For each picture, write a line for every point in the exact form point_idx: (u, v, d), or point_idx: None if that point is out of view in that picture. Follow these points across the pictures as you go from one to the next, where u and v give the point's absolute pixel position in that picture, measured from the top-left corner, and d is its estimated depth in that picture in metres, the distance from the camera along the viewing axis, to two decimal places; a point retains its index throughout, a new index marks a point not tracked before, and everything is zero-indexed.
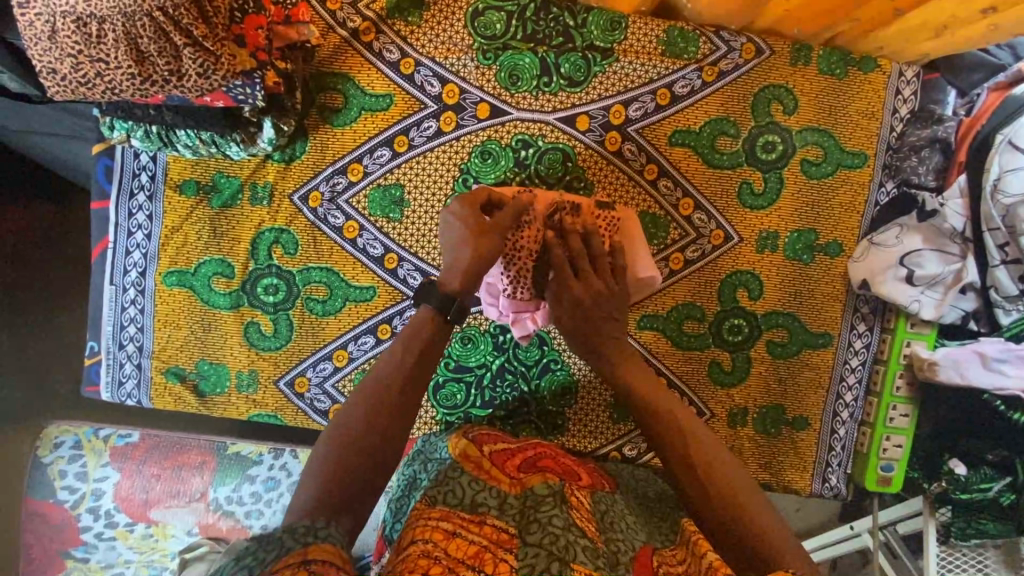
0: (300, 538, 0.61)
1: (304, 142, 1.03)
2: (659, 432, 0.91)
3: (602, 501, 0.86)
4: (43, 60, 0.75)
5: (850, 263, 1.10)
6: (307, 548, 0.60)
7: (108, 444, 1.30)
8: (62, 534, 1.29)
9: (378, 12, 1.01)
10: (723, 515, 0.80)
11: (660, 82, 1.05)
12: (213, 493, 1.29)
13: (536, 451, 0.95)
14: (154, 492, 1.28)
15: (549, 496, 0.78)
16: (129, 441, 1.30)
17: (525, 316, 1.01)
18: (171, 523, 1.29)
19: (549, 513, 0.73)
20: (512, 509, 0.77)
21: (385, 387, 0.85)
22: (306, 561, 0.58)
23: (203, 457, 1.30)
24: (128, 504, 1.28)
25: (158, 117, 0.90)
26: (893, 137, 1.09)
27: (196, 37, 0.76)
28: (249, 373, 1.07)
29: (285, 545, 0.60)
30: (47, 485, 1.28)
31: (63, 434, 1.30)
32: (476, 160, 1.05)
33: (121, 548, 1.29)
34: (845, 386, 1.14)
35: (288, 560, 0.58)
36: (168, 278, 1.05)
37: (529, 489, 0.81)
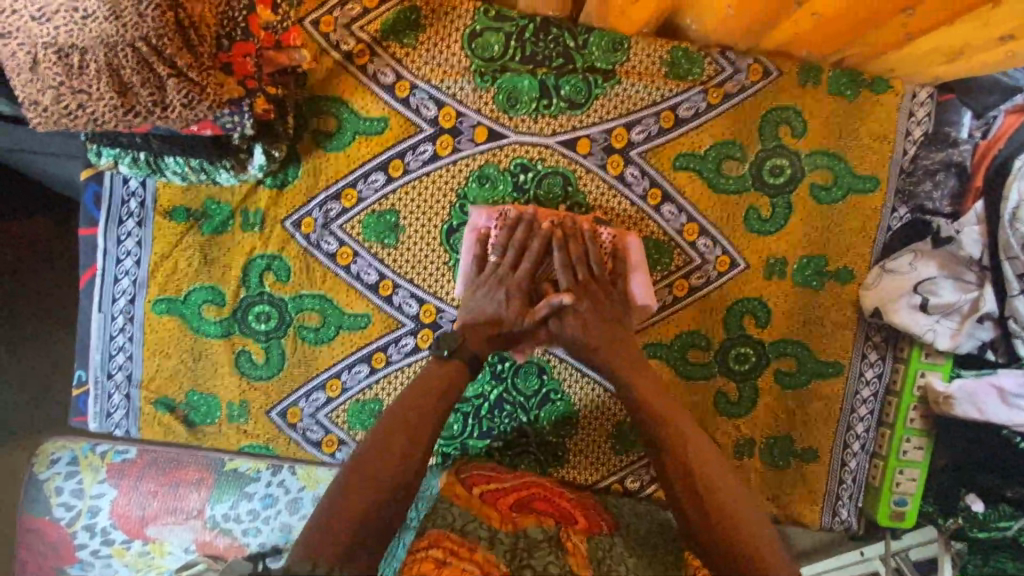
0: None
1: (296, 166, 1.01)
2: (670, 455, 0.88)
3: (601, 548, 0.88)
4: (26, 92, 0.73)
5: (862, 290, 1.06)
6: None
7: (105, 460, 1.27)
8: (59, 549, 1.26)
9: (372, 34, 0.98)
10: (730, 549, 0.80)
11: (663, 105, 1.02)
12: (210, 510, 1.25)
13: (531, 489, 0.97)
14: (151, 508, 1.25)
15: (543, 540, 0.85)
16: (125, 458, 1.27)
17: None
18: (167, 540, 1.26)
19: (544, 561, 0.81)
20: (504, 547, 0.84)
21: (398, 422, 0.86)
22: None
23: (201, 474, 1.27)
24: (125, 521, 1.25)
25: (145, 145, 0.87)
26: (907, 160, 1.05)
27: (180, 67, 0.74)
28: (240, 403, 1.04)
29: None
30: (42, 502, 1.25)
31: (59, 451, 1.28)
32: (473, 185, 1.02)
33: (117, 565, 1.27)
34: (856, 417, 1.10)
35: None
36: (157, 306, 1.02)
37: (522, 530, 0.87)
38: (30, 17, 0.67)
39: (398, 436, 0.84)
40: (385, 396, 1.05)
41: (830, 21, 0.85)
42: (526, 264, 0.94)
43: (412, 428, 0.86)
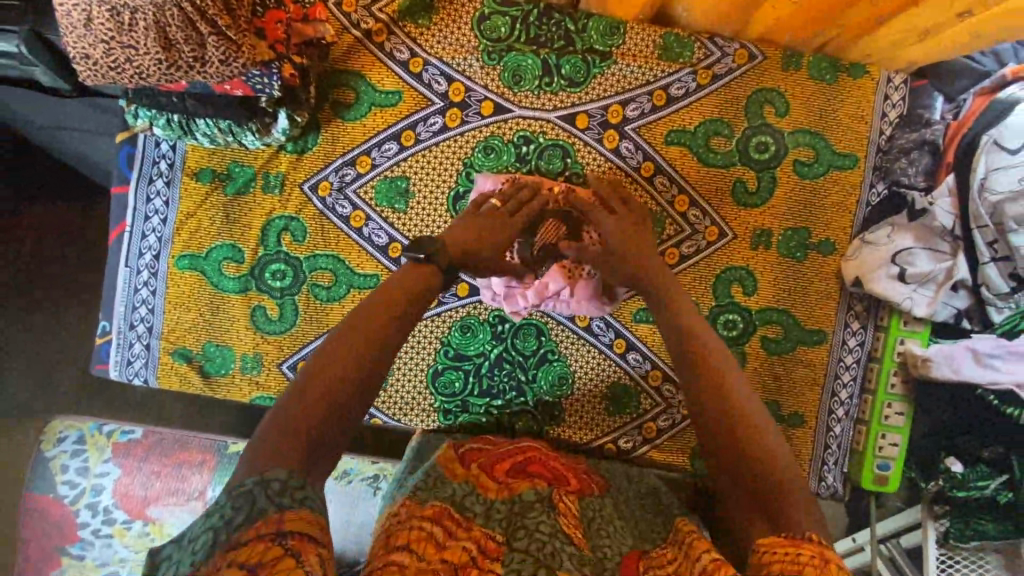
0: (275, 498, 0.59)
1: (316, 134, 1.08)
2: (706, 389, 0.81)
3: (591, 507, 0.85)
4: (78, 47, 0.81)
5: (843, 261, 1.13)
6: (282, 515, 0.58)
7: (111, 440, 1.34)
8: (63, 528, 1.30)
9: (390, 14, 1.07)
10: (764, 493, 0.71)
11: (657, 84, 1.10)
12: (211, 492, 1.30)
13: (526, 454, 0.94)
14: (153, 489, 1.30)
15: (536, 502, 0.79)
16: (132, 437, 1.35)
17: (518, 292, 1.07)
18: (169, 522, 1.30)
19: (537, 519, 0.74)
20: (499, 515, 0.77)
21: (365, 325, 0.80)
22: (280, 534, 0.55)
23: (203, 456, 1.34)
24: (127, 501, 1.30)
25: (181, 104, 0.96)
26: (883, 139, 1.12)
27: (220, 27, 0.82)
28: (253, 355, 1.09)
29: (258, 505, 0.58)
30: (48, 479, 1.31)
31: (67, 430, 1.35)
32: (479, 155, 1.10)
33: (117, 546, 1.30)
34: (841, 383, 1.15)
35: (261, 529, 0.55)
36: (180, 261, 1.08)
37: (517, 495, 0.80)
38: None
39: (363, 333, 0.78)
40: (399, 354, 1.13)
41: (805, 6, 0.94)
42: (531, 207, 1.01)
43: (379, 334, 0.79)
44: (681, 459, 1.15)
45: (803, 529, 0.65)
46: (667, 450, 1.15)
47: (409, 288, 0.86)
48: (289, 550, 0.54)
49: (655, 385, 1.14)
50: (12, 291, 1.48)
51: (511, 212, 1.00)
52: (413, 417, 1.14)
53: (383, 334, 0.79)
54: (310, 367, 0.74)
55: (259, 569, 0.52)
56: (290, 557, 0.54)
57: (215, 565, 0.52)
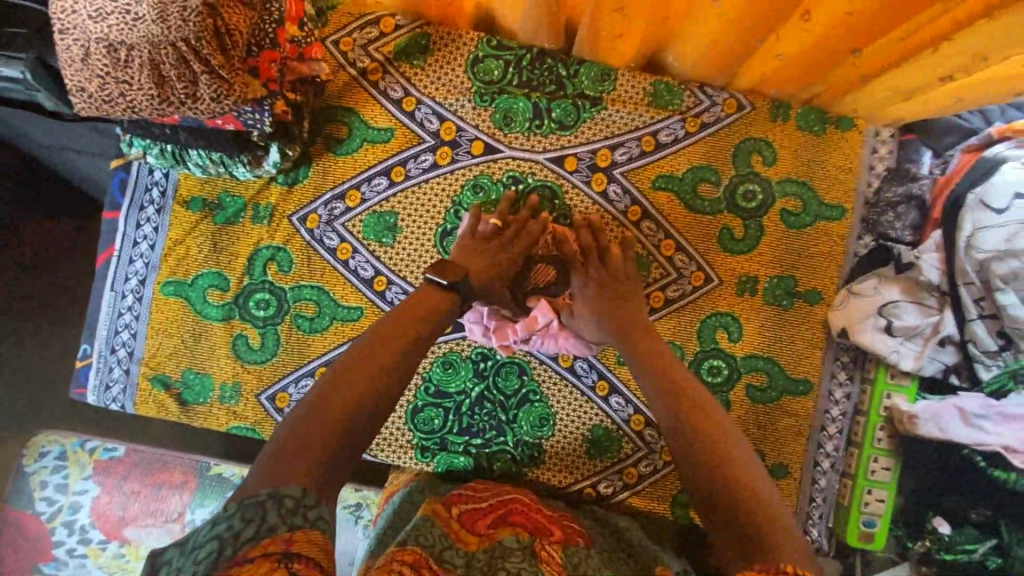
0: (287, 517, 0.60)
1: (307, 167, 1.10)
2: (695, 440, 0.84)
3: (575, 556, 0.83)
4: (74, 80, 0.83)
5: (830, 312, 1.12)
6: (292, 535, 0.59)
7: (93, 457, 1.33)
8: (37, 547, 1.28)
9: (386, 54, 1.10)
10: (745, 528, 0.72)
11: (645, 130, 1.12)
12: (191, 514, 1.30)
13: (508, 507, 0.93)
14: (131, 509, 1.29)
15: (517, 549, 0.79)
16: (114, 455, 1.35)
17: (507, 326, 1.06)
18: (145, 543, 1.27)
19: (519, 565, 0.75)
20: (480, 564, 0.76)
21: (380, 350, 0.83)
22: (288, 555, 0.57)
23: (185, 476, 1.33)
24: (104, 520, 1.28)
25: (173, 136, 0.97)
26: (871, 192, 1.13)
27: (213, 66, 0.83)
28: (233, 384, 1.08)
29: (267, 523, 0.59)
30: (26, 495, 1.30)
31: (49, 445, 1.34)
32: (468, 193, 1.11)
33: (91, 566, 1.27)
34: (826, 435, 1.13)
35: (267, 548, 0.56)
36: (165, 288, 1.08)
37: (499, 541, 0.82)
38: (88, 15, 0.76)
39: (377, 360, 0.81)
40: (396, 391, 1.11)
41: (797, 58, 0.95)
42: (524, 240, 1.04)
43: (392, 360, 0.82)
44: (662, 507, 1.12)
45: (778, 557, 0.66)
46: (647, 497, 1.12)
47: (418, 316, 0.89)
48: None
49: (637, 430, 1.12)
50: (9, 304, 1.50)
51: (506, 244, 1.03)
52: (389, 453, 1.12)
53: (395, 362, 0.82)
54: (321, 392, 0.76)
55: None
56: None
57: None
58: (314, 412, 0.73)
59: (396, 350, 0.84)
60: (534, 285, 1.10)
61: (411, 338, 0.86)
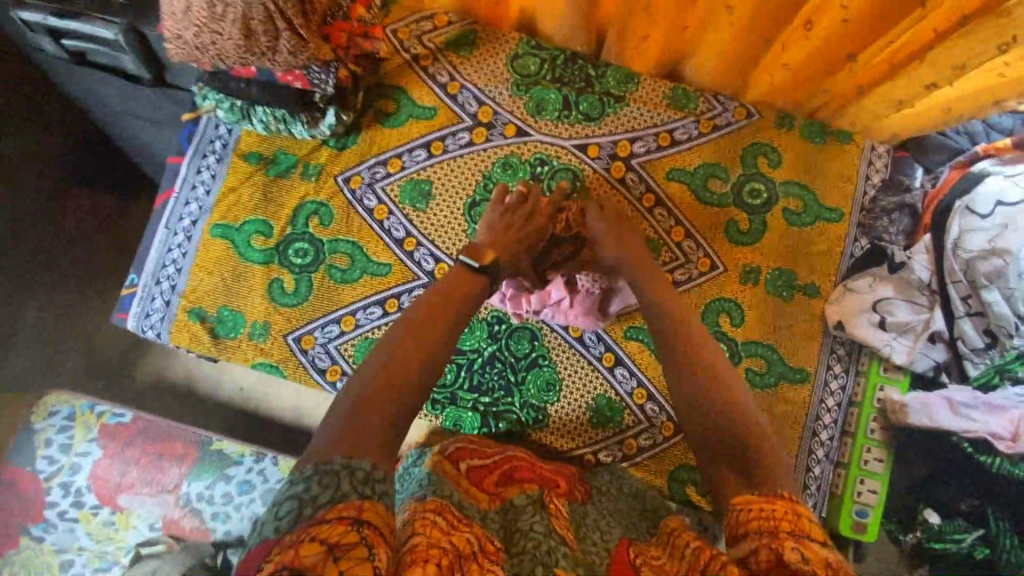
0: (360, 486, 0.64)
1: (355, 135, 1.22)
2: (717, 411, 0.87)
3: (577, 513, 0.86)
4: (173, 29, 0.97)
5: (827, 305, 1.19)
6: (363, 503, 0.63)
7: (99, 420, 1.39)
8: (27, 506, 1.34)
9: (437, 44, 1.24)
10: (749, 467, 0.78)
11: (663, 127, 1.23)
12: (186, 487, 1.35)
13: (513, 461, 0.95)
14: (130, 476, 1.35)
15: (528, 506, 0.80)
16: (121, 421, 1.39)
17: (522, 296, 1.16)
18: (135, 513, 1.34)
19: (531, 520, 0.75)
20: (495, 524, 0.77)
21: (422, 334, 0.86)
22: (359, 522, 0.60)
23: (186, 449, 1.38)
24: (101, 485, 1.35)
25: (246, 89, 1.10)
26: (868, 200, 1.22)
27: (293, 24, 0.97)
28: (263, 323, 1.16)
29: (343, 488, 0.63)
30: (30, 452, 1.36)
31: (59, 404, 1.40)
32: (498, 170, 1.22)
33: (80, 532, 1.33)
34: (821, 424, 1.17)
35: (342, 511, 0.61)
36: (214, 230, 1.18)
37: (510, 501, 0.81)
38: None
39: (421, 340, 0.85)
40: None
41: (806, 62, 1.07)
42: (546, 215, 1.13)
43: (435, 342, 0.86)
44: (659, 480, 1.16)
45: (778, 488, 0.72)
46: (646, 469, 1.16)
47: (457, 306, 0.93)
48: (365, 538, 0.58)
49: (638, 403, 1.17)
50: (51, 249, 1.61)
51: (530, 217, 1.12)
52: None
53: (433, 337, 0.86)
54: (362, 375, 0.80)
55: (338, 548, 0.57)
56: (363, 545, 0.58)
57: (301, 536, 0.58)
58: (363, 392, 0.77)
59: (440, 333, 0.87)
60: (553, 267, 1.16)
61: (449, 319, 0.90)
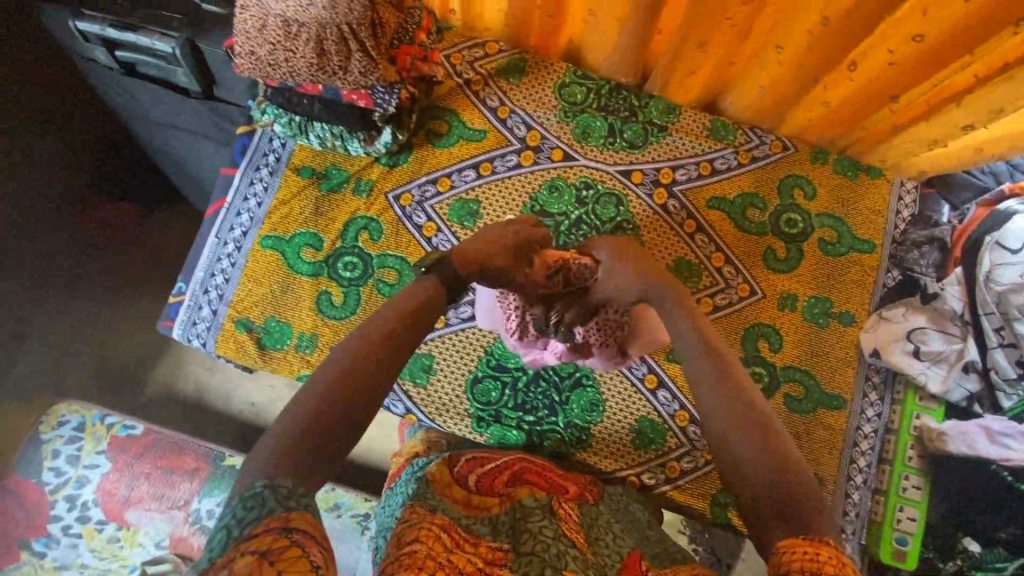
0: (284, 500, 0.54)
1: (407, 154, 1.25)
2: (738, 414, 0.74)
3: (588, 515, 0.83)
4: (246, 46, 1.00)
5: (862, 333, 1.22)
6: (288, 514, 0.53)
7: (110, 432, 1.37)
8: (32, 519, 1.29)
9: (488, 70, 1.29)
10: (782, 499, 0.64)
11: (703, 157, 1.28)
12: (196, 504, 1.32)
13: (520, 466, 0.94)
14: (138, 490, 1.33)
15: (537, 509, 0.76)
16: (131, 433, 1.38)
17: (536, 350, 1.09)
18: (142, 530, 1.31)
19: (539, 524, 0.72)
20: (504, 528, 0.74)
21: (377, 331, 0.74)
22: (287, 529, 0.51)
23: (197, 463, 1.36)
24: (108, 499, 1.32)
25: (309, 106, 1.14)
26: (898, 232, 1.27)
27: (366, 47, 1.01)
28: (310, 335, 1.16)
29: (267, 505, 0.53)
30: (36, 463, 1.33)
31: (70, 414, 1.38)
32: (544, 192, 1.26)
33: (82, 548, 1.28)
34: (859, 451, 1.19)
35: (268, 525, 0.51)
36: (265, 241, 1.19)
37: (518, 501, 0.79)
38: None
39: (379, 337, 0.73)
40: (464, 366, 1.19)
41: (852, 99, 1.11)
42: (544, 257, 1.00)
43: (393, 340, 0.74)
44: (701, 504, 1.16)
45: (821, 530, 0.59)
46: (688, 493, 1.16)
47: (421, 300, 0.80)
48: (296, 543, 0.50)
49: (681, 425, 1.18)
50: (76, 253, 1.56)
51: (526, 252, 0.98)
52: (445, 420, 1.18)
53: (404, 344, 0.73)
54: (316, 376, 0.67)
55: (270, 554, 0.49)
56: (296, 547, 0.50)
57: (229, 556, 0.49)
58: (304, 397, 0.65)
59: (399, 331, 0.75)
60: (558, 315, 1.00)
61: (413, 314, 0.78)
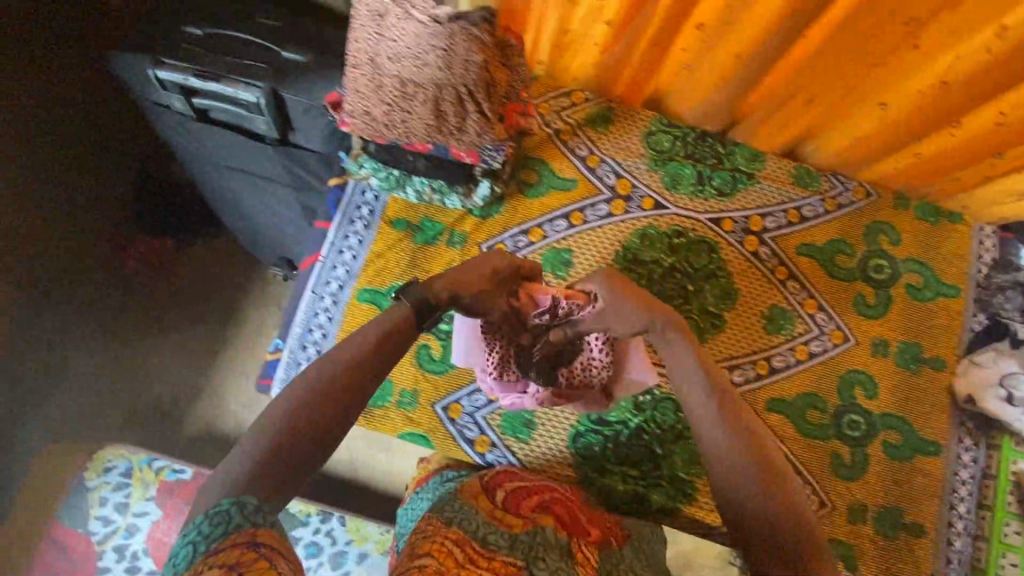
0: (251, 516, 0.64)
1: (499, 205, 1.24)
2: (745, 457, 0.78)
3: (608, 560, 0.88)
4: (364, 108, 1.01)
5: (955, 378, 1.24)
6: (256, 531, 0.63)
7: (159, 477, 1.42)
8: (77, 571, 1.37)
9: (576, 120, 1.29)
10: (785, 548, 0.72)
11: (791, 204, 1.29)
12: None
13: (551, 495, 0.96)
14: None
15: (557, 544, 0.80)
16: (180, 477, 1.43)
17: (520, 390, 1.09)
18: None
19: (556, 561, 0.76)
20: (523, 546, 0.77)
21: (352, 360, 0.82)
22: (255, 544, 0.61)
23: None
24: (158, 547, 1.39)
25: (413, 162, 1.15)
26: (981, 276, 1.29)
27: (482, 108, 1.03)
28: (412, 391, 1.18)
29: (233, 520, 0.63)
30: (83, 511, 1.40)
31: (115, 459, 1.43)
32: (636, 241, 1.26)
33: None
34: (958, 497, 1.20)
35: (236, 538, 0.61)
36: (362, 294, 1.18)
37: (540, 530, 0.82)
38: (393, 61, 0.97)
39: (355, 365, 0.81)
40: (565, 420, 1.18)
41: (952, 151, 1.11)
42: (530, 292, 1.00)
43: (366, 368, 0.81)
44: None
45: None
46: None
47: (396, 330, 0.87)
48: (263, 555, 0.60)
49: None
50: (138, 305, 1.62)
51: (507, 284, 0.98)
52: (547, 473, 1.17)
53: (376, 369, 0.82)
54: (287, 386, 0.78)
55: (241, 566, 0.58)
56: (264, 560, 0.60)
57: (200, 566, 0.59)
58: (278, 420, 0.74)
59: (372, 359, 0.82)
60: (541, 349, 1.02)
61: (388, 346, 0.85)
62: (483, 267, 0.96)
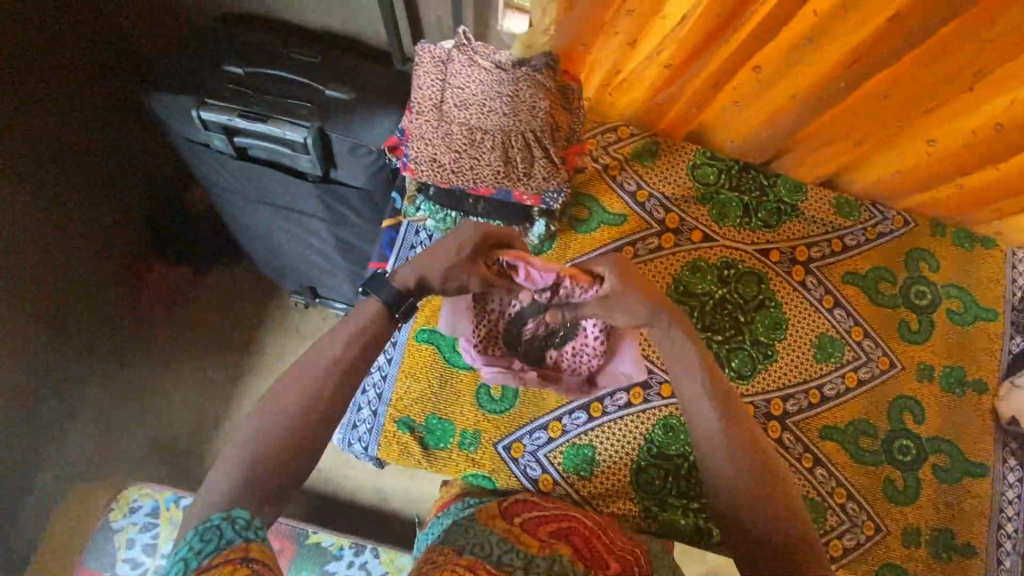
0: (242, 530, 0.67)
1: (551, 241, 1.26)
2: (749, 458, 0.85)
3: None
4: (432, 155, 1.01)
5: (997, 400, 1.27)
6: (249, 545, 0.66)
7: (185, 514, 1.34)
8: None
9: (624, 155, 1.31)
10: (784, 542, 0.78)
11: (835, 234, 1.32)
12: None
13: (575, 527, 0.90)
14: None
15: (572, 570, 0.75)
16: None
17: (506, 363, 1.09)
18: None
19: None
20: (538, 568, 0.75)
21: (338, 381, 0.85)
22: (247, 558, 0.64)
23: (281, 543, 1.34)
24: None
25: (473, 206, 1.15)
26: (1016, 299, 1.33)
27: (548, 154, 1.04)
28: (473, 431, 1.18)
29: (226, 537, 0.66)
30: (111, 552, 1.30)
31: (140, 499, 1.34)
32: (687, 273, 1.27)
33: None
34: (1006, 517, 1.23)
35: (231, 553, 0.64)
36: (419, 334, 1.20)
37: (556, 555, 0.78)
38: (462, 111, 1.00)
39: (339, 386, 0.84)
40: (626, 455, 1.18)
41: (992, 182, 1.14)
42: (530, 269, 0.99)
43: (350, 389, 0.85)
44: None
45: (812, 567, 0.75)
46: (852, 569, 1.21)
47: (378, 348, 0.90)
48: (255, 570, 0.62)
49: (840, 502, 1.22)
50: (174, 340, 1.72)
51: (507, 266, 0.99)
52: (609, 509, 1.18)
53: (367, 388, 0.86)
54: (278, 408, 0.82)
55: None
56: None
57: None
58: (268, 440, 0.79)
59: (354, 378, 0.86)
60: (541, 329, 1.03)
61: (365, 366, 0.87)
62: (448, 243, 0.94)
